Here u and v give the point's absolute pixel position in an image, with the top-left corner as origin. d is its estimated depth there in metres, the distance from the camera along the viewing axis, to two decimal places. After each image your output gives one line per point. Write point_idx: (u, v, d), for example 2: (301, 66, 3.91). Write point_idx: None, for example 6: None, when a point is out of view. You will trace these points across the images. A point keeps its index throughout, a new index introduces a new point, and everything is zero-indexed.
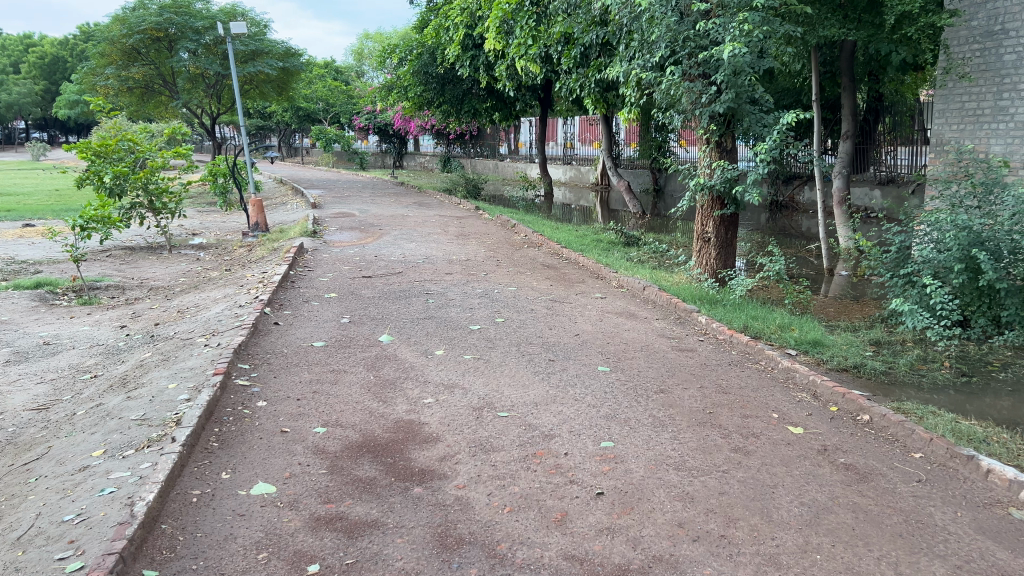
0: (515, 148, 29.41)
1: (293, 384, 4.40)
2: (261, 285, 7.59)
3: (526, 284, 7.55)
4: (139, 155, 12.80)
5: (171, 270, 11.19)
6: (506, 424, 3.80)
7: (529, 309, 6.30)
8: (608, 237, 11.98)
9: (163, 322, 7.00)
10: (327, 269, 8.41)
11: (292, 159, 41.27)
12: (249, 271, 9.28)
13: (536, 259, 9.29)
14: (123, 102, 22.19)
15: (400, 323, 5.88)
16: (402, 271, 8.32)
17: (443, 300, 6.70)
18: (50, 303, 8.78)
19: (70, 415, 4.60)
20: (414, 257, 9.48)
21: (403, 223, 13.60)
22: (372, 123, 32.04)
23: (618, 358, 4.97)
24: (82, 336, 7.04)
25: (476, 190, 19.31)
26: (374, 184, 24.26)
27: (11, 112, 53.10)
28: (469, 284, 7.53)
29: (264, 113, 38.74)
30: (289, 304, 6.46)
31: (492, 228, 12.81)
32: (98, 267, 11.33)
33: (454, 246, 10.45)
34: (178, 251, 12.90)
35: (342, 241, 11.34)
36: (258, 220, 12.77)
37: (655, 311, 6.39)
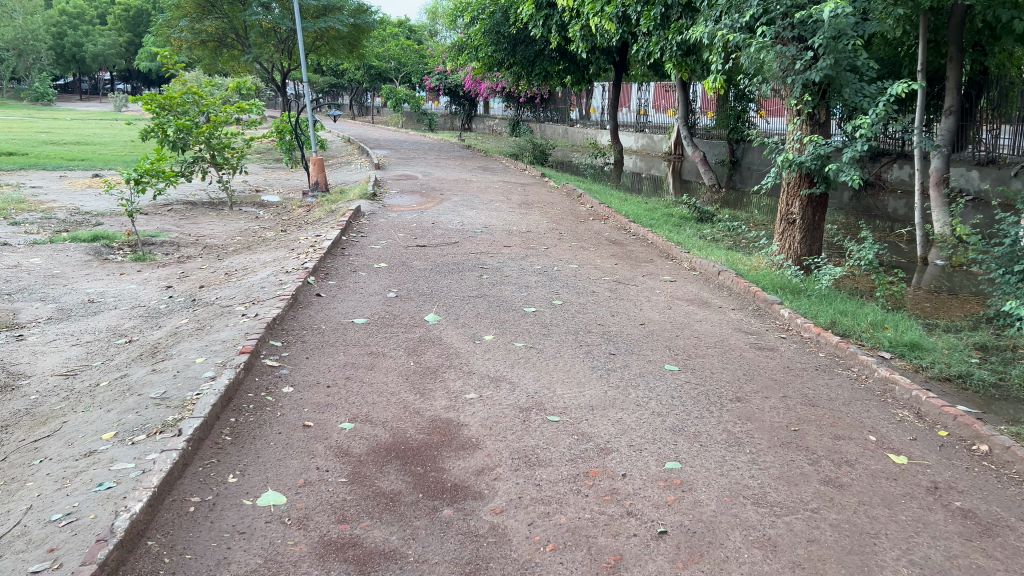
0: (587, 114, 28.57)
1: (326, 368, 3.99)
2: (311, 250, 7.25)
3: (587, 262, 7.01)
4: (203, 109, 12.63)
5: (228, 227, 11.02)
6: (557, 432, 3.32)
7: (590, 292, 5.78)
8: (680, 212, 11.29)
9: (208, 285, 6.74)
10: (381, 235, 8.04)
11: (363, 117, 41.26)
12: (302, 234, 8.98)
13: (602, 234, 8.72)
14: (196, 56, 22.34)
15: (450, 300, 5.43)
16: (459, 241, 7.87)
17: (499, 276, 6.23)
18: (104, 258, 8.66)
19: (92, 387, 4.32)
20: (472, 226, 9.03)
21: (466, 188, 13.17)
22: (443, 84, 31.63)
23: (688, 355, 4.43)
24: (127, 296, 6.83)
25: (543, 156, 18.68)
26: (440, 145, 23.86)
27: (98, 62, 54.59)
28: (527, 259, 7.03)
29: (336, 70, 38.72)
30: (335, 273, 6.09)
31: (557, 197, 12.26)
32: (158, 221, 11.24)
33: (515, 216, 9.94)
34: (238, 208, 12.76)
35: (400, 205, 10.99)
36: (319, 180, 12.46)
37: (729, 300, 5.78)
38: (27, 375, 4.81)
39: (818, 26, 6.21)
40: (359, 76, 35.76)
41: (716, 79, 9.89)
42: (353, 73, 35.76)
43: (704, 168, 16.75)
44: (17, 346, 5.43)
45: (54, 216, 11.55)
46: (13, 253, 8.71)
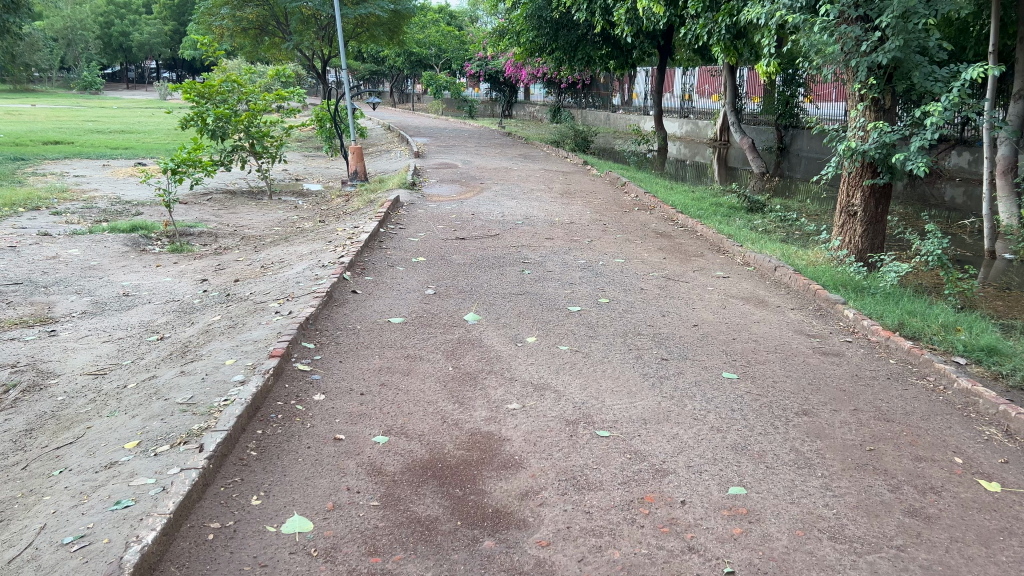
0: (629, 100, 28.05)
1: (360, 373, 3.76)
2: (348, 243, 7.07)
3: (633, 256, 6.70)
4: (242, 97, 12.53)
5: (266, 217, 10.92)
6: (607, 450, 3.04)
7: (638, 290, 5.48)
8: (728, 202, 10.88)
9: (243, 278, 6.60)
10: (419, 227, 7.82)
11: (403, 104, 41.17)
12: (339, 225, 8.80)
13: (647, 226, 8.39)
14: (238, 44, 22.41)
15: (491, 298, 5.18)
16: (499, 233, 7.62)
17: (541, 272, 5.96)
18: (142, 249, 8.60)
19: (120, 388, 4.17)
20: (513, 217, 8.77)
21: (506, 176, 12.90)
22: (483, 70, 31.37)
23: (746, 362, 4.11)
24: (162, 289, 6.73)
25: (585, 144, 18.30)
26: (480, 132, 23.60)
27: (144, 50, 55.38)
28: (571, 253, 6.74)
29: (377, 57, 38.65)
30: (372, 268, 5.87)
31: (600, 186, 11.93)
32: (197, 211, 11.18)
33: (558, 206, 9.65)
34: (277, 197, 12.67)
35: (440, 195, 10.77)
36: (357, 169, 12.27)
37: (787, 298, 5.43)
38: (56, 374, 4.69)
39: (885, 4, 5.78)
40: (400, 63, 35.63)
41: (769, 62, 9.43)
42: (393, 60, 35.64)
43: (752, 155, 16.20)
44: (50, 342, 5.33)
45: (96, 205, 11.57)
46: (54, 244, 8.69)
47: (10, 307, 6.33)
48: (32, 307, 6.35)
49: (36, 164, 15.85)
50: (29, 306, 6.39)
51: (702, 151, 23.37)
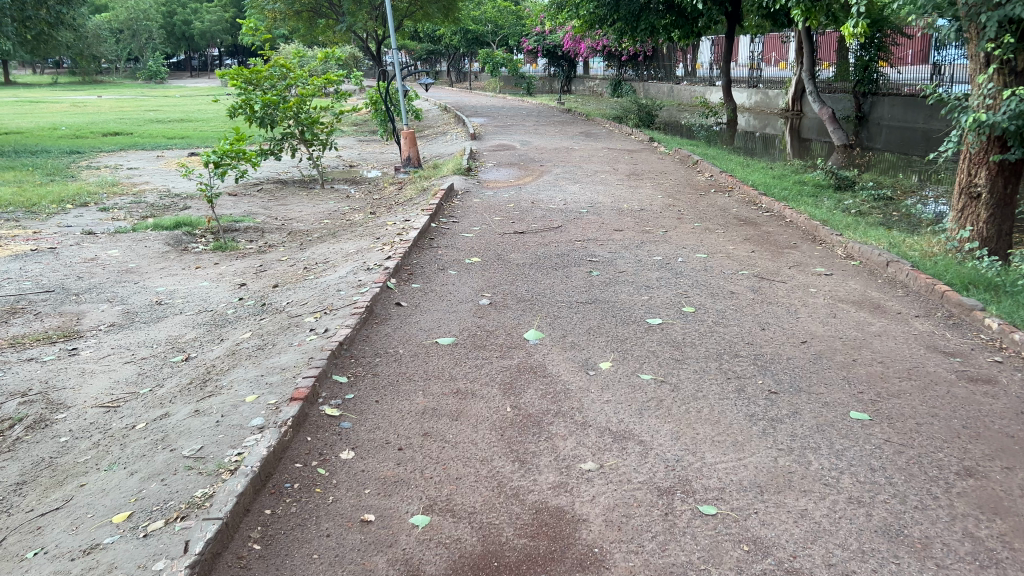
0: (693, 71, 26.83)
1: (400, 419, 3.08)
2: (396, 241, 6.41)
3: (716, 250, 5.88)
4: (290, 83, 12.01)
5: (316, 209, 10.41)
6: (716, 540, 2.31)
7: (729, 294, 4.68)
8: (813, 179, 9.91)
9: (282, 284, 6.01)
10: (474, 220, 7.15)
11: (461, 84, 40.59)
12: (389, 218, 8.19)
13: (727, 211, 7.53)
14: (292, 28, 22.08)
15: (554, 308, 4.46)
16: (562, 225, 6.88)
17: (611, 272, 5.22)
18: (184, 248, 8.15)
19: (127, 430, 3.59)
20: (577, 204, 8.02)
21: (567, 157, 12.13)
22: (541, 45, 30.45)
23: (876, 394, 3.31)
24: (198, 295, 6.21)
25: (649, 118, 17.31)
26: (539, 110, 22.79)
27: (206, 38, 56.05)
28: (645, 247, 5.96)
29: (433, 36, 38.01)
30: (421, 272, 5.21)
31: (670, 165, 11.05)
32: (245, 204, 10.74)
33: (625, 190, 8.86)
34: (329, 186, 12.17)
35: (496, 180, 10.08)
36: (411, 154, 11.58)
37: (907, 301, 4.57)
38: (67, 406, 4.16)
39: None
40: (456, 41, 34.90)
41: (858, 22, 8.39)
42: (449, 38, 34.94)
43: (832, 126, 14.97)
44: (69, 363, 4.83)
45: (145, 200, 11.24)
46: (96, 244, 8.32)
47: (37, 318, 5.88)
48: (60, 318, 5.90)
49: (92, 156, 15.73)
50: (58, 317, 5.94)
51: (772, 122, 22.03)
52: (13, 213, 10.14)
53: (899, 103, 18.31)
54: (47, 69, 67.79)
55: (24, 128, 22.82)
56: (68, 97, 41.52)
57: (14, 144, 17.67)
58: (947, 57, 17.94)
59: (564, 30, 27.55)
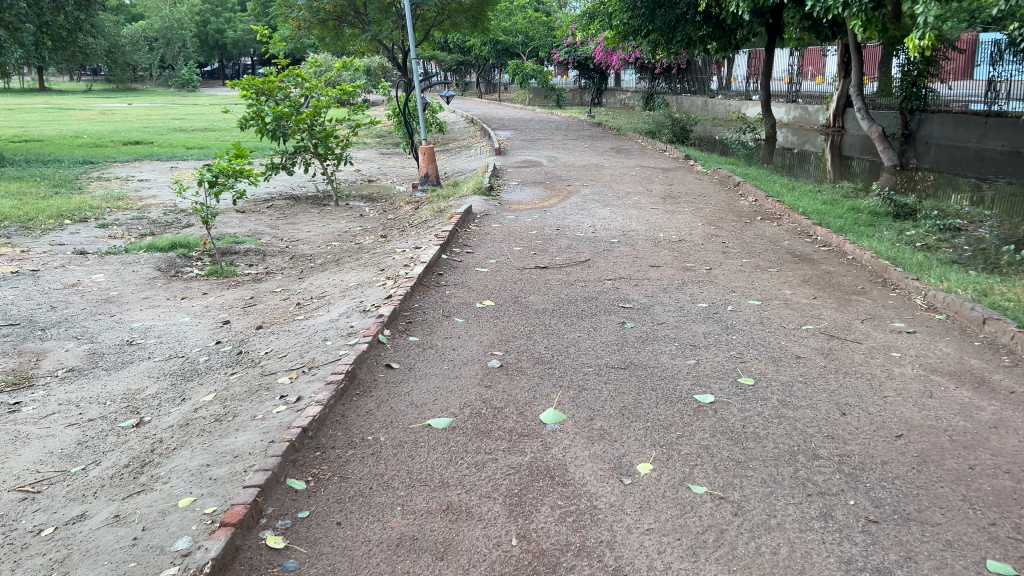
0: (728, 84, 25.91)
1: (365, 556, 2.27)
2: (398, 276, 5.63)
3: (770, 296, 5.02)
4: (305, 93, 11.34)
5: (326, 228, 9.70)
6: None
7: (795, 362, 3.82)
8: (868, 206, 9.00)
9: (267, 325, 5.24)
10: (490, 250, 6.35)
11: (491, 95, 39.97)
12: (398, 244, 7.43)
13: (777, 244, 6.66)
14: (317, 36, 21.56)
15: (580, 374, 3.63)
16: (589, 258, 6.07)
17: (649, 324, 4.38)
18: (175, 274, 7.44)
19: (30, 536, 2.81)
20: (607, 232, 7.20)
21: (596, 175, 11.32)
22: (572, 57, 29.71)
23: (1015, 529, 2.44)
24: (175, 334, 5.45)
25: (684, 133, 16.45)
26: (568, 123, 22.00)
27: (239, 47, 56.15)
28: (686, 290, 5.12)
29: (463, 45, 37.41)
30: (422, 319, 4.41)
31: (709, 187, 10.19)
32: (252, 223, 10.06)
33: (660, 216, 8.02)
34: (343, 203, 11.49)
35: (520, 201, 9.28)
36: (428, 171, 10.75)
37: (1020, 374, 3.67)
38: None
39: None
40: (486, 51, 34.24)
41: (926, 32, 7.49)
42: (479, 48, 34.29)
43: (881, 146, 14.02)
44: (3, 424, 4.07)
45: (147, 216, 10.60)
46: (81, 267, 7.63)
47: None
48: (16, 359, 5.17)
49: (104, 167, 15.18)
50: (14, 356, 5.20)
51: (812, 138, 21.02)
52: (5, 228, 9.51)
53: (948, 121, 17.41)
54: (83, 75, 68.58)
55: (45, 135, 22.46)
56: (99, 103, 41.52)
57: (28, 152, 17.18)
58: (1000, 72, 17.09)
59: (596, 41, 26.80)
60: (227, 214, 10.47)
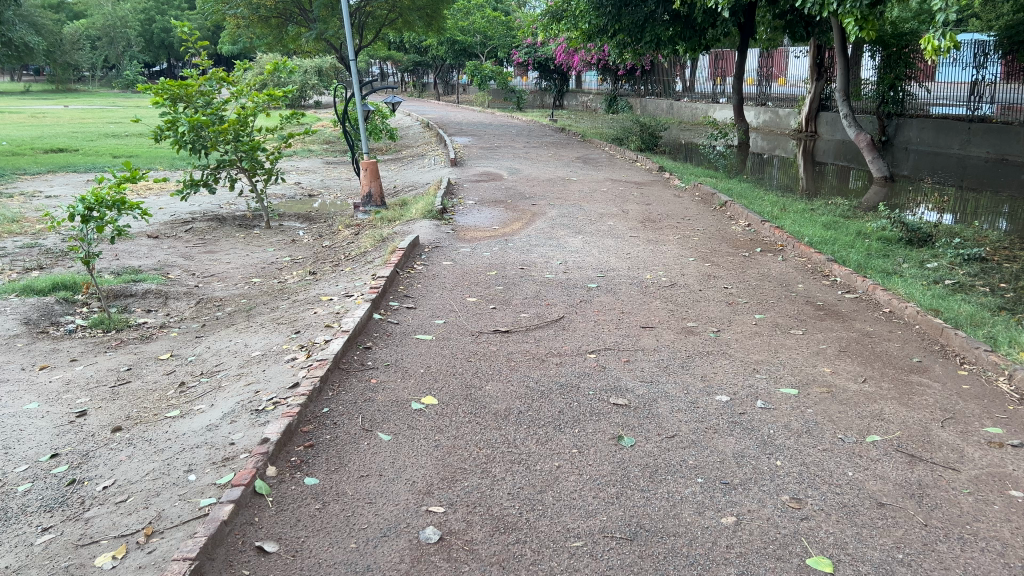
0: (693, 86, 24.98)
1: None
2: (311, 351, 4.27)
3: (805, 381, 3.79)
4: (230, 99, 9.95)
5: (249, 258, 8.30)
6: None
7: (882, 519, 2.55)
8: (875, 230, 7.88)
9: (129, 426, 3.82)
10: (438, 302, 5.03)
11: (449, 97, 38.63)
12: (325, 288, 6.08)
13: (789, 291, 5.45)
14: (258, 35, 20.00)
15: (564, 558, 2.32)
16: (562, 315, 4.80)
17: (655, 438, 3.11)
18: (48, 328, 5.98)
19: None
20: (581, 272, 5.94)
21: (563, 192, 10.11)
22: (532, 57, 28.51)
23: None
24: (5, 434, 3.99)
25: (653, 140, 15.32)
26: (529, 128, 20.76)
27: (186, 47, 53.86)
28: (694, 371, 3.86)
29: (419, 45, 35.91)
30: (328, 438, 3.05)
31: (692, 206, 9.01)
32: (163, 252, 8.61)
33: (642, 248, 6.80)
34: (275, 225, 10.08)
35: (475, 227, 8.01)
36: (371, 191, 9.32)
37: None
38: None
39: None
40: (442, 52, 32.80)
41: (946, 38, 6.44)
42: (436, 49, 32.72)
43: (869, 155, 13.06)
44: None
45: (41, 243, 9.06)
46: None
47: None
48: None
49: (10, 180, 13.50)
50: None
51: (783, 143, 20.07)
52: None
53: (929, 126, 16.40)
54: (23, 74, 65.76)
55: None
56: (33, 104, 39.25)
57: None
58: (983, 75, 16.13)
59: (557, 41, 25.66)
60: (137, 241, 9.00)
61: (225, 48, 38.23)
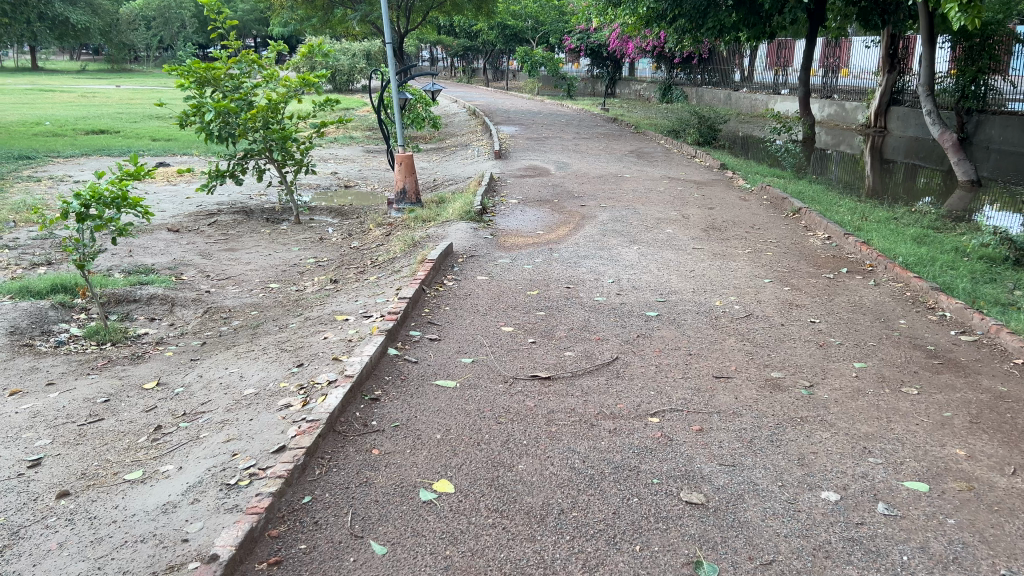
0: (752, 76, 23.73)
1: None
2: (308, 398, 3.50)
3: (935, 470, 2.90)
4: (260, 83, 9.27)
5: (270, 259, 7.62)
6: None
7: None
8: (975, 246, 6.86)
9: (80, 491, 3.08)
10: (467, 333, 4.23)
11: (498, 83, 37.81)
12: (343, 303, 5.34)
13: (889, 329, 4.54)
14: (304, 17, 19.42)
15: None
16: (615, 355, 3.97)
17: (745, 565, 2.28)
18: (38, 339, 5.36)
19: None
20: (638, 295, 5.11)
21: (615, 192, 9.24)
22: (584, 44, 27.48)
23: None
24: None
25: (711, 134, 14.29)
26: (579, 117, 19.80)
27: None
28: (788, 450, 3.01)
29: (469, 30, 35.03)
30: (304, 551, 2.28)
31: (760, 212, 8.07)
32: (180, 248, 7.98)
33: (708, 264, 5.91)
34: (305, 220, 9.41)
35: (516, 231, 7.21)
36: (405, 187, 8.56)
37: None
38: None
39: None
40: (492, 37, 31.93)
41: None
42: (486, 34, 31.76)
43: (954, 156, 11.85)
44: None
45: (56, 234, 8.50)
46: None
47: None
48: None
49: (42, 163, 13.10)
50: None
51: (850, 139, 18.78)
52: None
53: (1013, 125, 14.78)
54: (83, 53, 67.08)
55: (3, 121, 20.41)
56: (86, 83, 39.56)
57: None
58: None
59: (610, 27, 24.62)
60: (155, 236, 8.40)
61: (275, 30, 37.90)
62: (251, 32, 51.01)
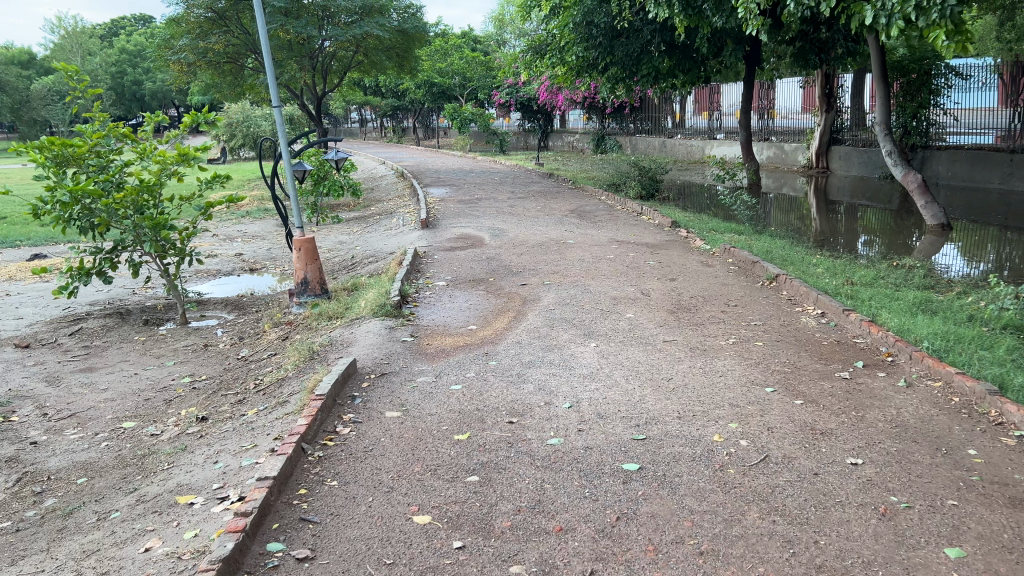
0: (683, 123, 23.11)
1: None
2: None
3: None
4: (131, 161, 7.73)
5: (135, 380, 6.05)
6: None
7: None
8: (993, 312, 5.72)
9: None
10: (357, 539, 2.75)
11: (430, 141, 36.65)
12: (197, 468, 3.80)
13: (963, 468, 3.23)
14: (211, 83, 17.99)
15: None
16: (587, 571, 2.54)
17: None
18: None
19: None
20: (606, 429, 3.72)
21: (558, 263, 7.95)
22: (514, 98, 26.60)
23: None
24: None
25: (653, 185, 13.25)
26: (513, 174, 18.67)
27: None
28: None
29: (395, 89, 33.95)
30: None
31: (731, 282, 6.86)
32: (24, 371, 6.35)
33: (689, 367, 4.59)
34: (192, 320, 7.84)
35: (439, 328, 5.83)
36: (306, 276, 7.10)
37: None
38: None
39: None
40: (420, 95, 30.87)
41: None
42: (412, 93, 30.76)
43: (919, 199, 10.88)
44: None
45: None
46: None
47: None
48: None
49: None
50: None
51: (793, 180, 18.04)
52: None
53: (962, 159, 13.66)
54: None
55: None
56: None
57: None
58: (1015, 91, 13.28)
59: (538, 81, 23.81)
60: None
61: (193, 98, 36.28)
62: (171, 101, 49.12)
